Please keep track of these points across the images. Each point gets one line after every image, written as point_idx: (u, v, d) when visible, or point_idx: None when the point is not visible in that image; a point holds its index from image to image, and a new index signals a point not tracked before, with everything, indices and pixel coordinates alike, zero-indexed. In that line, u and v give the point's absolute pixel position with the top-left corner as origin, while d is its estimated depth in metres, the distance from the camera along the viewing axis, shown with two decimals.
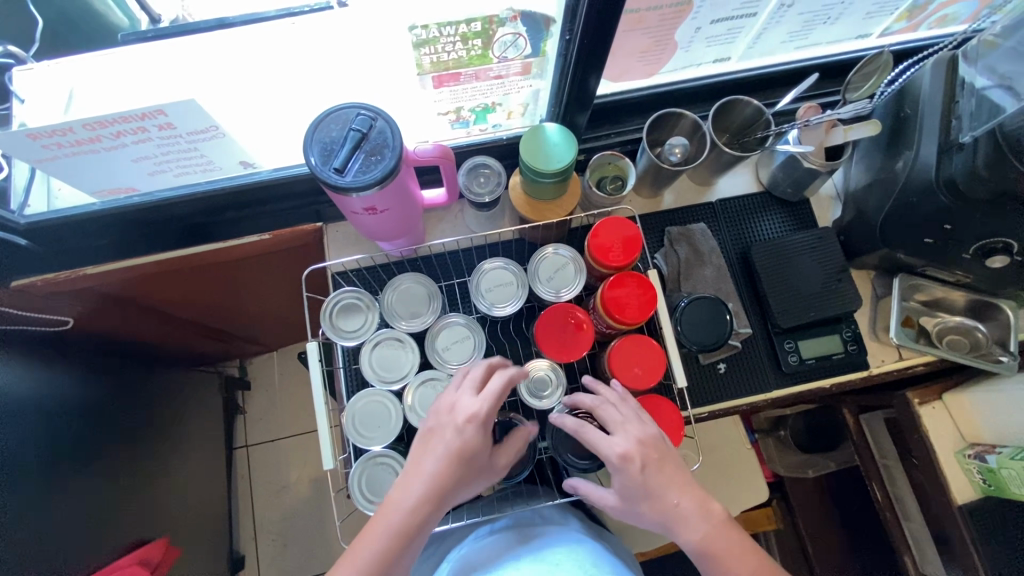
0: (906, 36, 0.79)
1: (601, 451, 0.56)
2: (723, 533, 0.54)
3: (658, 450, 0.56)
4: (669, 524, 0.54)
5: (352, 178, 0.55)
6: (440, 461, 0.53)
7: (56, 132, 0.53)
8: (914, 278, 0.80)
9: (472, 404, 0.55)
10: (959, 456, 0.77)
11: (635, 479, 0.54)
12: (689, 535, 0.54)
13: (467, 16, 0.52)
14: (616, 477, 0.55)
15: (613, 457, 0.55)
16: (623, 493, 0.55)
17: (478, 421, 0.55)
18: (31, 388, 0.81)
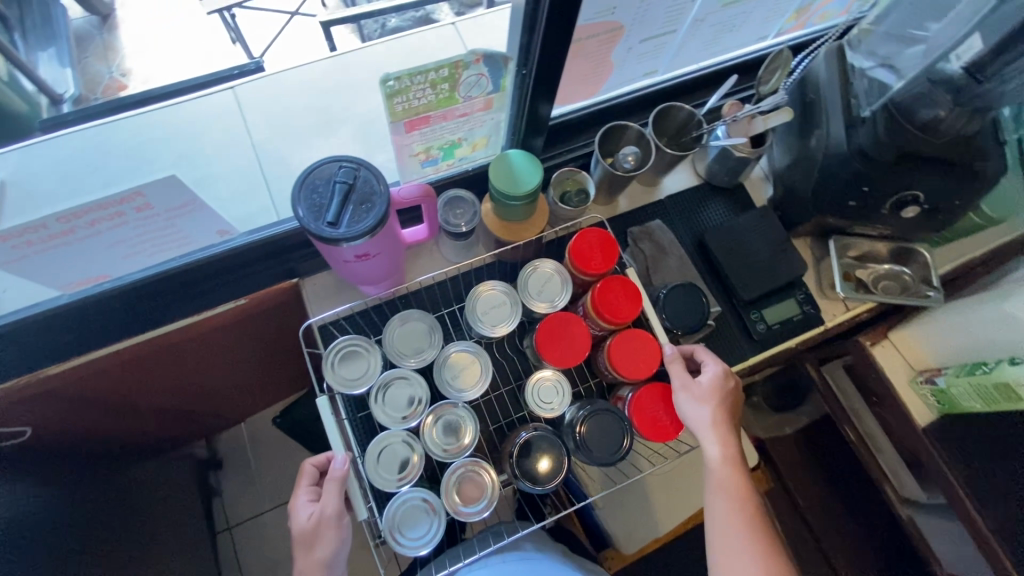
0: (796, 33, 0.91)
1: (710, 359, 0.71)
2: (740, 463, 0.66)
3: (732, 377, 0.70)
4: (709, 431, 0.66)
5: (345, 230, 0.57)
6: (329, 553, 0.62)
7: (27, 230, 0.52)
8: (844, 238, 0.91)
9: (332, 509, 0.63)
10: (913, 384, 0.88)
11: (722, 386, 0.69)
12: (716, 450, 0.66)
13: (436, 64, 0.55)
14: (711, 374, 0.69)
15: (721, 367, 0.70)
16: (704, 388, 0.68)
17: (303, 527, 0.63)
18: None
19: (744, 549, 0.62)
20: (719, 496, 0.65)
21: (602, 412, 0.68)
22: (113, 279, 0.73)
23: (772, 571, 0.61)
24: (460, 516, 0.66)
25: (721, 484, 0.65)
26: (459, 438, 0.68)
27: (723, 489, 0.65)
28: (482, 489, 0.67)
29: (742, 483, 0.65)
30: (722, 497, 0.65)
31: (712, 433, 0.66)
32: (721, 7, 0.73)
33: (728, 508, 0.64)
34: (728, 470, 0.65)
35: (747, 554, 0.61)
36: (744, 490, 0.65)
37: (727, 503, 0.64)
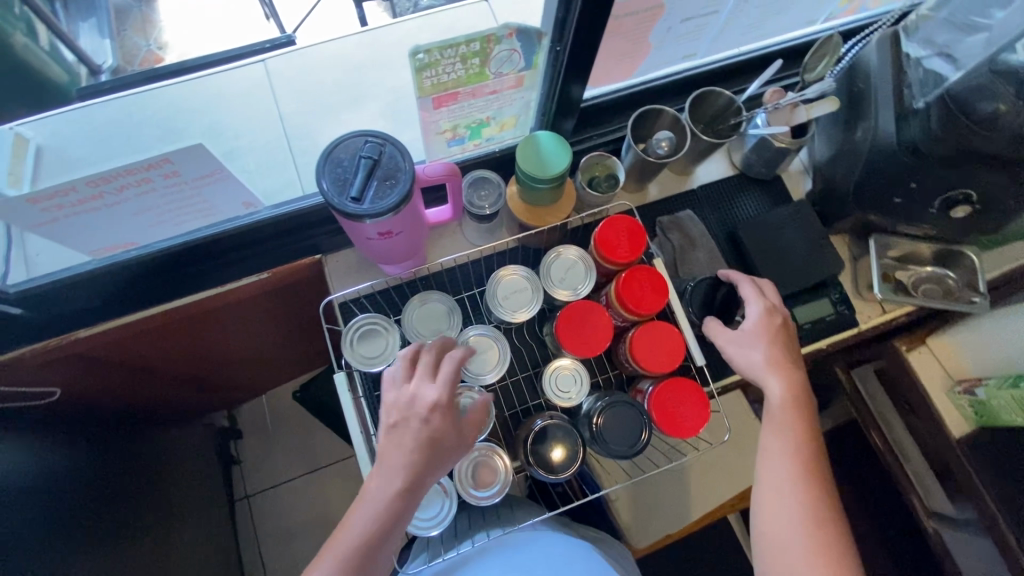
0: (848, 18, 0.86)
1: (750, 297, 0.71)
2: (803, 401, 0.65)
3: (781, 318, 0.69)
4: (769, 369, 0.66)
5: (369, 205, 0.56)
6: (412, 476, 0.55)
7: (57, 193, 0.52)
8: (885, 237, 0.86)
9: (430, 393, 0.57)
10: (952, 394, 0.83)
11: (773, 325, 0.68)
12: (776, 390, 0.65)
13: (467, 37, 0.53)
14: (756, 316, 0.69)
15: (765, 305, 0.69)
16: (752, 332, 0.68)
17: (399, 406, 0.57)
18: (24, 467, 0.77)
19: (795, 482, 0.60)
20: (775, 433, 0.64)
21: (619, 405, 0.67)
22: (140, 248, 0.74)
23: (825, 507, 0.59)
24: (472, 500, 0.65)
25: (778, 422, 0.64)
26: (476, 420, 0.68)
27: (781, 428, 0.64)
28: (495, 474, 0.66)
29: (804, 421, 0.64)
30: (779, 435, 0.63)
31: (773, 370, 0.65)
32: None
33: (786, 445, 0.62)
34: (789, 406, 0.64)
35: (800, 487, 0.60)
36: (805, 428, 0.63)
37: (782, 439, 0.63)
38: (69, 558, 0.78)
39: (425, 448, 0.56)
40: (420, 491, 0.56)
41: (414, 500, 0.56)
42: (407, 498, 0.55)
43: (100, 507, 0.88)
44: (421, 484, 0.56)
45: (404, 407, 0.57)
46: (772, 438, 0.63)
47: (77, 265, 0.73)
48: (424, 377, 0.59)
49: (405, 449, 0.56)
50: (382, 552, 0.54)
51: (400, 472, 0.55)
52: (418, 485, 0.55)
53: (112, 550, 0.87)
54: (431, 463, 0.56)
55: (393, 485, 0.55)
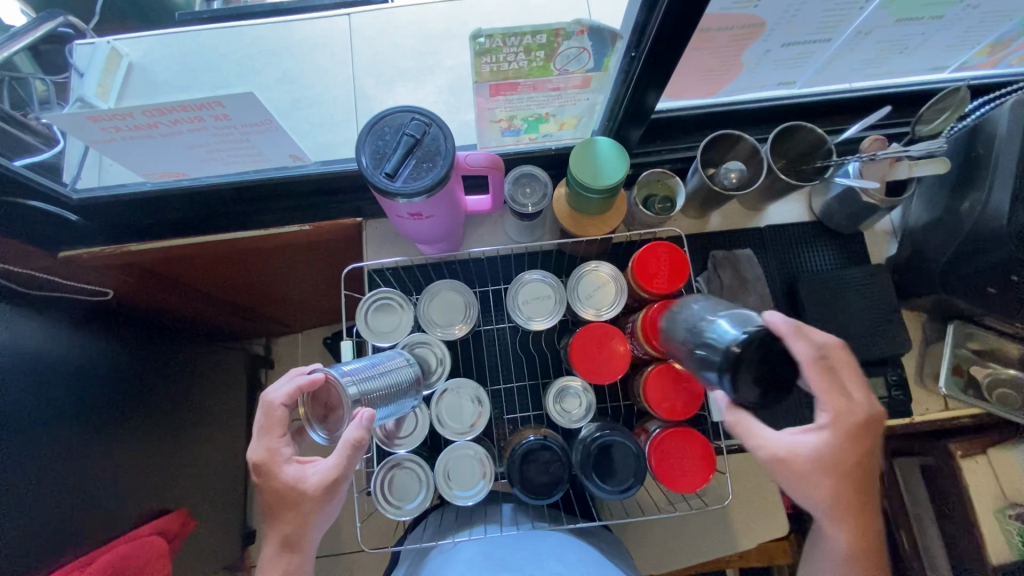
0: (986, 70, 0.74)
1: (825, 401, 0.52)
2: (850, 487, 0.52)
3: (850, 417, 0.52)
4: (826, 476, 0.52)
5: (402, 184, 0.54)
6: (285, 535, 0.52)
7: (116, 115, 0.54)
8: (969, 325, 0.76)
9: (256, 451, 0.53)
10: (998, 516, 0.73)
11: (847, 447, 0.52)
12: (821, 498, 0.53)
13: (534, 28, 0.50)
14: (826, 433, 0.53)
15: (837, 418, 0.52)
16: (816, 449, 0.53)
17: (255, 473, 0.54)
18: (62, 356, 0.83)
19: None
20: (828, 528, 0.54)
21: (616, 439, 0.62)
22: (193, 179, 0.76)
23: None
24: (453, 499, 0.64)
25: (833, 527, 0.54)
26: (465, 420, 0.66)
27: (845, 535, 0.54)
28: (478, 473, 0.65)
29: (858, 508, 0.53)
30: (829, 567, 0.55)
31: (838, 519, 0.53)
32: (893, 23, 0.61)
33: (845, 540, 0.54)
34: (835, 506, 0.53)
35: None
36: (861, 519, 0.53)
37: (843, 541, 0.54)
38: (88, 445, 0.84)
39: (275, 506, 0.52)
40: (306, 548, 0.53)
41: (305, 560, 0.53)
42: (291, 555, 0.53)
43: (127, 406, 0.94)
44: (303, 544, 0.52)
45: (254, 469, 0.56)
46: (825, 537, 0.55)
47: (136, 185, 0.77)
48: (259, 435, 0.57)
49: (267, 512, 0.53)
50: None
51: (273, 534, 0.53)
52: (294, 540, 0.52)
53: (129, 447, 0.93)
54: (291, 520, 0.52)
55: (272, 544, 0.53)
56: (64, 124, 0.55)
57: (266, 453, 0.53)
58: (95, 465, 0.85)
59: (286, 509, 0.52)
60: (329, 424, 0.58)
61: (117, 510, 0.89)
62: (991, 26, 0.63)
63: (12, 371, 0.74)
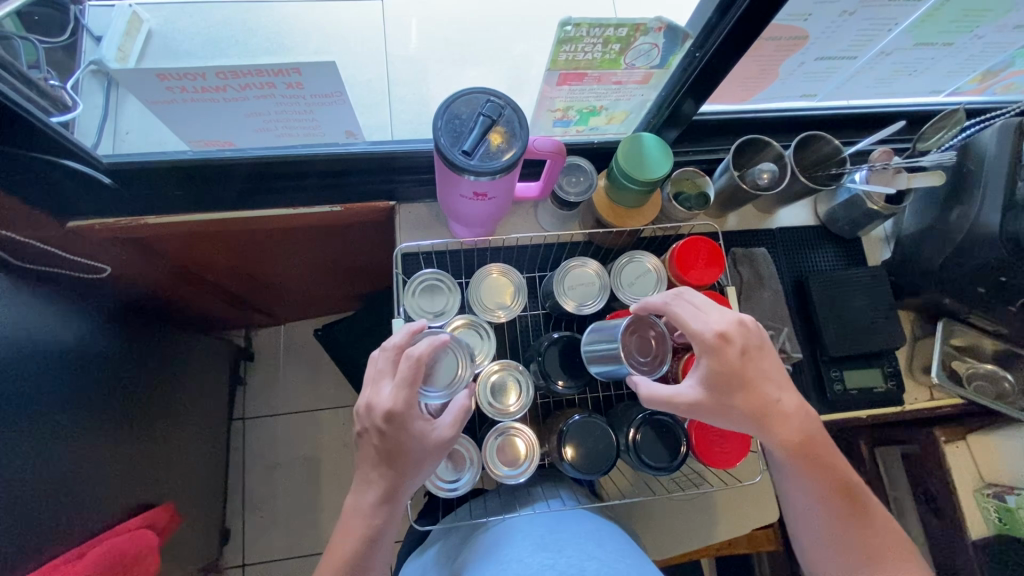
0: (974, 97, 0.84)
1: (693, 329, 0.56)
2: (813, 445, 0.58)
3: (757, 341, 0.57)
4: (762, 421, 0.57)
5: (477, 162, 0.56)
6: (391, 483, 0.56)
7: (186, 75, 0.53)
8: (953, 323, 0.85)
9: (386, 398, 0.54)
10: (978, 494, 0.83)
11: (734, 362, 0.55)
12: (779, 432, 0.57)
13: (618, 21, 0.53)
14: (707, 360, 0.56)
15: (707, 336, 0.56)
16: (712, 382, 0.56)
17: (376, 416, 0.55)
18: (64, 333, 0.78)
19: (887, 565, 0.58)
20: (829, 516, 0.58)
21: (657, 421, 0.67)
22: (229, 150, 0.75)
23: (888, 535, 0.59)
24: (499, 477, 0.66)
25: (813, 501, 0.59)
26: (511, 400, 0.68)
27: (811, 506, 0.59)
28: (519, 455, 0.68)
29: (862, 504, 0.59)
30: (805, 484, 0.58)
31: (764, 429, 0.57)
32: (912, 46, 0.68)
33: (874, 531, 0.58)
34: (810, 487, 0.58)
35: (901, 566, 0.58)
36: (841, 501, 0.58)
37: (827, 523, 0.59)
38: (80, 430, 0.78)
39: (391, 455, 0.55)
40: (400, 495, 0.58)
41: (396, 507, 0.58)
42: (388, 505, 0.57)
43: (121, 390, 0.88)
44: (401, 490, 0.57)
45: (362, 416, 0.55)
46: (822, 527, 0.59)
47: (170, 152, 0.76)
48: (382, 381, 0.56)
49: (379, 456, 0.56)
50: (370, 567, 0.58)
51: (376, 482, 0.57)
52: (397, 491, 0.57)
53: (123, 434, 0.88)
54: (402, 471, 0.56)
55: (371, 493, 0.57)
56: (124, 80, 0.54)
57: (405, 405, 0.54)
58: (86, 452, 0.79)
59: (402, 460, 0.56)
60: (434, 382, 0.60)
61: (106, 502, 0.83)
62: (990, 55, 0.72)
63: (17, 345, 0.69)
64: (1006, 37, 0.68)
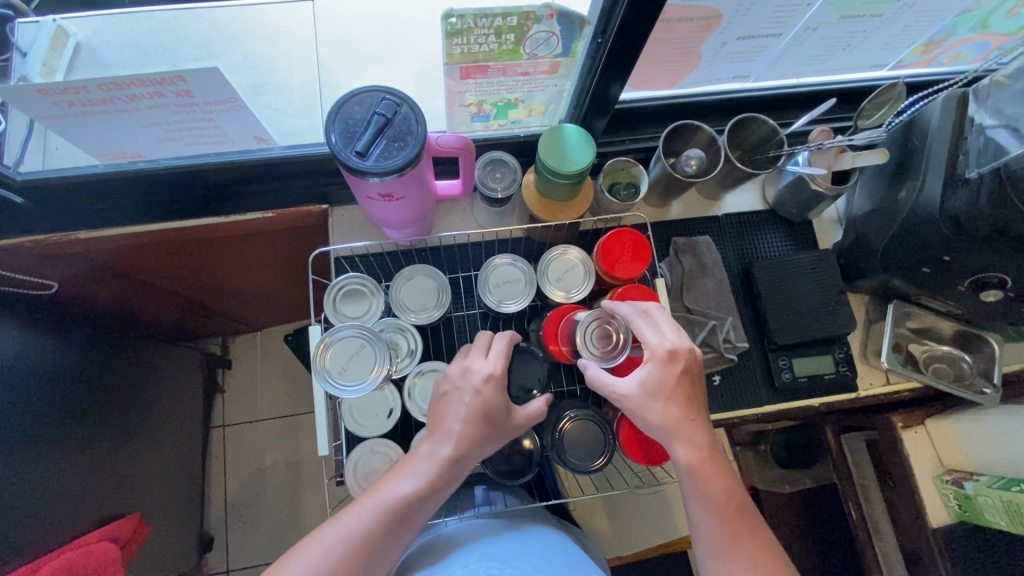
0: (919, 69, 0.81)
1: (647, 339, 0.59)
2: (714, 468, 0.56)
3: (690, 365, 0.58)
4: (671, 435, 0.56)
5: (373, 163, 0.55)
6: (458, 449, 0.57)
7: (69, 89, 0.53)
8: (907, 305, 0.82)
9: (486, 365, 0.59)
10: (937, 482, 0.80)
11: (668, 377, 0.57)
12: (684, 450, 0.56)
13: (504, 10, 0.51)
14: (650, 368, 0.57)
15: (659, 350, 0.58)
16: (646, 386, 0.57)
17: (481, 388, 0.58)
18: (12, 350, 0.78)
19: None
20: (721, 546, 0.54)
21: (588, 418, 0.67)
22: (151, 160, 0.74)
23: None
24: None
25: (708, 525, 0.55)
26: None
27: (705, 532, 0.55)
28: None
29: (761, 535, 0.54)
30: (702, 506, 0.55)
31: (669, 435, 0.56)
32: (837, 20, 0.65)
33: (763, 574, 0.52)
34: (707, 509, 0.55)
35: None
36: (737, 530, 0.54)
37: (718, 551, 0.54)
38: (34, 446, 0.78)
39: (475, 418, 0.57)
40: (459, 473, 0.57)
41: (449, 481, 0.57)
42: (449, 471, 0.56)
43: (80, 405, 0.88)
44: (463, 465, 0.57)
45: (452, 379, 0.60)
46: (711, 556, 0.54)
47: (92, 166, 0.75)
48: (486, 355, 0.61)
49: (456, 417, 0.57)
50: (393, 541, 0.54)
51: (444, 443, 0.57)
52: (463, 459, 0.57)
53: (85, 449, 0.88)
54: (480, 435, 0.57)
55: (437, 452, 0.56)
56: (10, 96, 0.53)
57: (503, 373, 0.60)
58: (42, 466, 0.79)
59: (481, 430, 0.57)
60: (352, 376, 0.60)
61: (67, 515, 0.83)
62: (924, 25, 0.69)
63: None
64: (937, 6, 0.65)
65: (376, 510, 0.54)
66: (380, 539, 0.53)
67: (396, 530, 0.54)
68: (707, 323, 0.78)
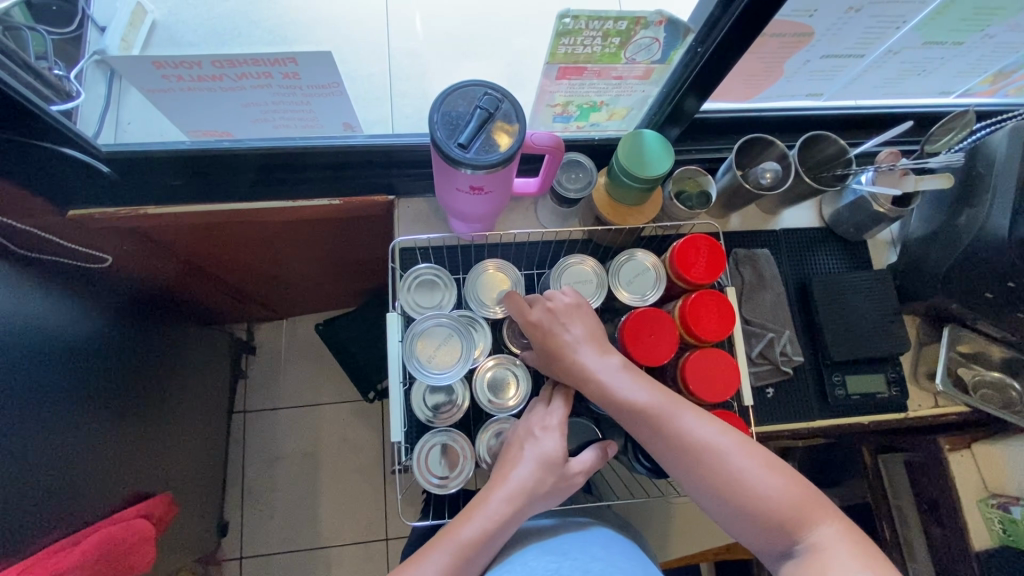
0: (984, 99, 0.83)
1: (526, 317, 0.62)
2: (632, 382, 0.58)
3: (580, 312, 0.63)
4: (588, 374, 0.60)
5: (473, 155, 0.56)
6: (524, 496, 0.58)
7: (182, 63, 0.53)
8: (959, 329, 0.83)
9: (553, 417, 0.63)
10: (981, 505, 0.82)
11: (548, 333, 0.61)
12: (594, 382, 0.59)
13: (619, 14, 0.52)
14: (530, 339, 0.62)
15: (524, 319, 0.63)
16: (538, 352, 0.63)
17: (546, 441, 0.61)
18: (70, 321, 0.78)
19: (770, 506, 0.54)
20: (699, 462, 0.55)
21: None
22: (232, 140, 0.75)
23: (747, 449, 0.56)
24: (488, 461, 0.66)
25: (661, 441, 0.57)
26: (507, 396, 0.67)
27: (663, 451, 0.57)
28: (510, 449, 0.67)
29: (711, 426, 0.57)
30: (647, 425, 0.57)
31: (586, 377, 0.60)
32: (920, 45, 0.67)
33: (746, 467, 0.55)
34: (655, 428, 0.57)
35: (777, 495, 0.54)
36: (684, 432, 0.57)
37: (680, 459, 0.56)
38: (85, 417, 0.78)
39: (542, 467, 0.59)
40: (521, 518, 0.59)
41: (509, 528, 0.58)
42: (514, 518, 0.58)
43: (127, 380, 0.88)
44: (527, 512, 0.59)
45: (520, 427, 0.63)
46: (693, 477, 0.56)
47: (169, 142, 0.76)
48: (554, 408, 0.63)
49: (527, 465, 0.59)
50: None
51: (511, 487, 0.58)
52: (527, 505, 0.58)
53: (126, 425, 0.87)
54: (544, 484, 0.59)
55: (501, 497, 0.58)
56: (122, 67, 0.54)
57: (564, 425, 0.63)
58: (89, 438, 0.79)
59: (548, 480, 0.59)
60: (443, 362, 0.64)
61: (108, 489, 0.82)
62: (1000, 56, 0.71)
63: (20, 330, 0.69)
64: (1018, 37, 0.67)
65: (442, 559, 0.55)
66: None
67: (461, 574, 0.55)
68: (766, 334, 0.79)
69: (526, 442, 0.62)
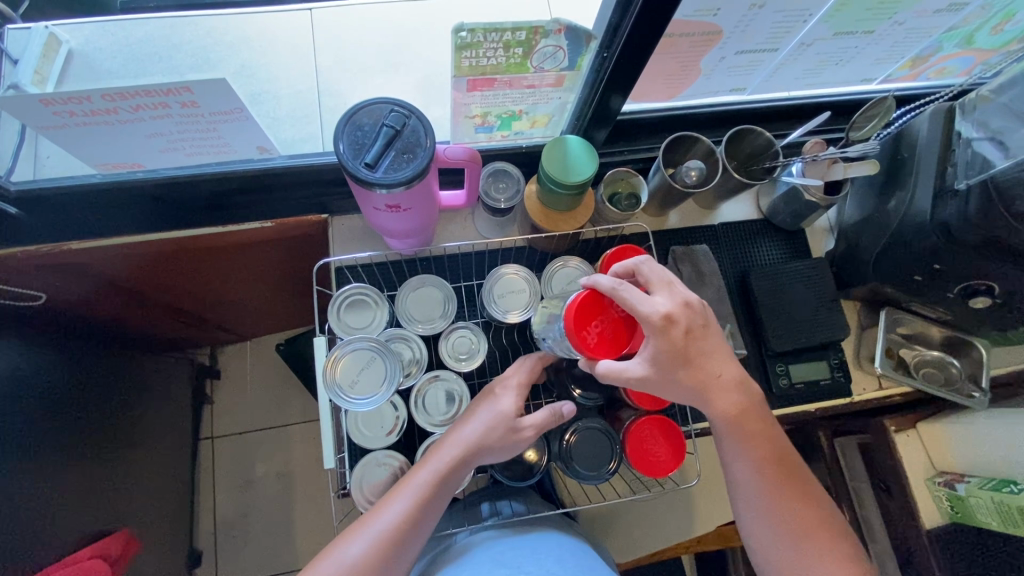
0: (906, 84, 0.84)
1: (640, 311, 0.54)
2: (754, 421, 0.59)
3: (703, 322, 0.57)
4: (705, 391, 0.57)
5: (382, 174, 0.55)
6: (478, 446, 0.59)
7: (71, 99, 0.52)
8: (897, 312, 0.85)
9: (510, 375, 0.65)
10: (930, 484, 0.83)
11: (677, 342, 0.55)
12: (723, 401, 0.58)
13: (514, 25, 0.51)
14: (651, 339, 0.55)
15: (653, 317, 0.54)
16: (654, 359, 0.55)
17: (504, 398, 0.62)
18: None
19: (813, 551, 0.55)
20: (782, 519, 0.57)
21: (594, 428, 0.67)
22: (150, 170, 0.73)
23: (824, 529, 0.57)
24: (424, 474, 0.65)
25: (749, 478, 0.58)
26: (442, 412, 0.67)
27: (748, 485, 0.58)
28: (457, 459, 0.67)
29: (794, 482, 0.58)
30: (745, 463, 0.58)
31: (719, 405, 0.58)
32: (832, 36, 0.67)
33: (811, 536, 0.56)
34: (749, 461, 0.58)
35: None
36: (780, 481, 0.58)
37: (762, 499, 0.58)
38: (22, 460, 0.76)
39: (497, 418, 0.61)
40: (474, 466, 0.60)
41: (463, 474, 0.59)
42: (468, 465, 0.59)
43: (66, 418, 0.85)
44: (480, 460, 0.59)
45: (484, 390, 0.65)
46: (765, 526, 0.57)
47: (86, 176, 0.74)
48: (513, 367, 0.66)
49: (481, 418, 0.61)
50: (410, 535, 0.55)
51: (467, 436, 0.60)
52: (479, 454, 0.59)
53: (71, 463, 0.84)
54: (496, 433, 0.60)
55: (455, 445, 0.59)
56: (10, 107, 0.52)
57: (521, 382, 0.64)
58: (26, 482, 0.76)
59: (499, 430, 0.60)
60: (362, 389, 0.61)
61: (55, 532, 0.79)
62: (913, 42, 0.72)
63: None
64: (926, 22, 0.68)
65: (399, 504, 0.56)
66: (400, 529, 0.55)
67: (416, 518, 0.56)
68: None
69: (486, 399, 0.63)
